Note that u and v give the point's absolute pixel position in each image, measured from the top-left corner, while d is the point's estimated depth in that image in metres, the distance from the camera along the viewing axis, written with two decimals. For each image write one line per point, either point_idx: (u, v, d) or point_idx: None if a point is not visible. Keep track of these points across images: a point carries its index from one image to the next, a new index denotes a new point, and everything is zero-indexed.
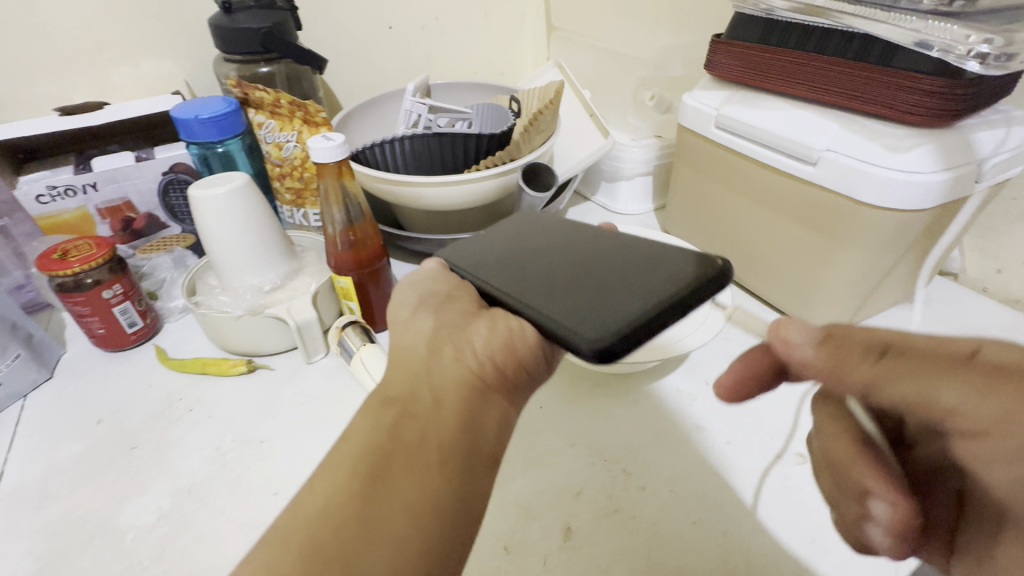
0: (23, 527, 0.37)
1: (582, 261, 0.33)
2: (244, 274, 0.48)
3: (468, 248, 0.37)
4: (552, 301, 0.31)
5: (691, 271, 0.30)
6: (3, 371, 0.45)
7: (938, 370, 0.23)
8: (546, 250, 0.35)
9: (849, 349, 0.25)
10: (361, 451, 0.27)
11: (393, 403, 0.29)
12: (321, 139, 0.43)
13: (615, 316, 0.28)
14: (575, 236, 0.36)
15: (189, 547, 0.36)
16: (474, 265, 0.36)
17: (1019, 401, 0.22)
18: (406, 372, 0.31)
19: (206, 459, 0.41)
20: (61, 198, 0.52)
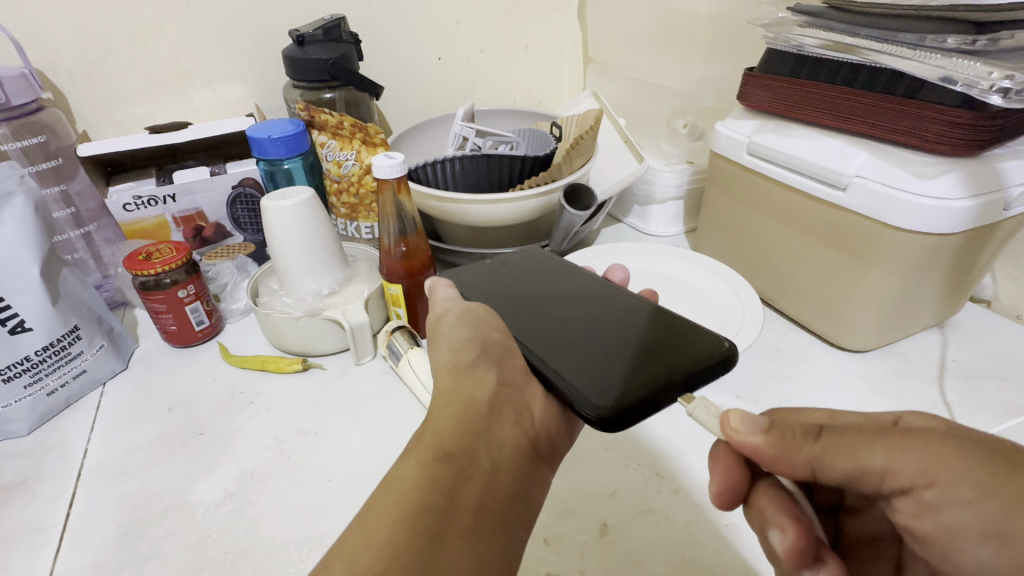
0: (107, 499, 0.41)
1: (569, 305, 0.39)
2: (305, 278, 0.52)
3: (469, 272, 0.43)
4: (536, 338, 0.36)
5: (698, 352, 0.32)
6: (88, 359, 0.50)
7: (865, 438, 0.26)
8: (544, 291, 0.41)
9: (791, 433, 0.27)
10: (419, 507, 0.27)
11: (452, 461, 0.30)
12: (383, 157, 0.48)
13: (624, 384, 0.31)
14: (575, 279, 0.41)
15: (253, 524, 0.39)
16: (475, 286, 0.42)
17: (930, 455, 0.25)
18: (465, 429, 0.31)
19: (266, 446, 0.45)
20: (144, 207, 0.58)
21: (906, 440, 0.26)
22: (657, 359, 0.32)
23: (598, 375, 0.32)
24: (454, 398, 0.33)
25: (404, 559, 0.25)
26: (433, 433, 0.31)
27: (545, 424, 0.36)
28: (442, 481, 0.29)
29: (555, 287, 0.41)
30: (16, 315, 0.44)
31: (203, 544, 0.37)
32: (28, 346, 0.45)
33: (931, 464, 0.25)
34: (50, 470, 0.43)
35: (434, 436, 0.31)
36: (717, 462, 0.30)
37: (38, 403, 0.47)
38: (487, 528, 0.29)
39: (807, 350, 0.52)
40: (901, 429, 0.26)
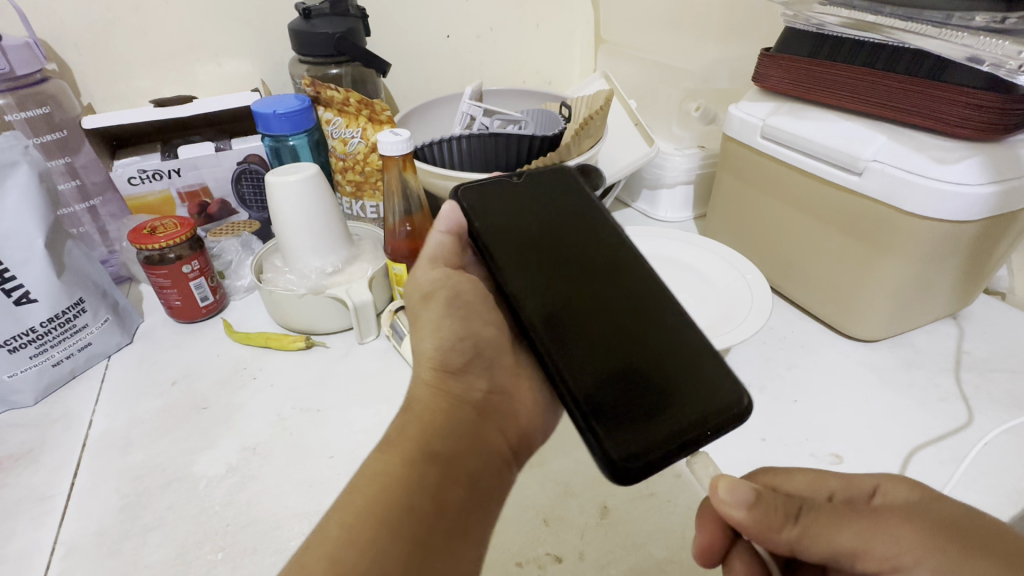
0: (111, 470, 0.41)
1: (610, 302, 0.34)
2: (309, 256, 0.52)
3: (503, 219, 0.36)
4: (550, 329, 0.33)
5: (720, 400, 0.31)
6: (93, 331, 0.50)
7: (837, 520, 0.27)
8: (567, 262, 0.35)
9: (774, 511, 0.27)
10: (407, 506, 0.27)
11: (438, 460, 0.30)
12: (389, 133, 0.47)
13: (635, 424, 0.30)
14: (620, 261, 0.36)
15: (256, 497, 0.39)
16: (509, 243, 0.35)
17: (895, 535, 0.26)
18: (450, 428, 0.31)
19: (269, 422, 0.45)
20: (149, 181, 0.58)
21: (873, 522, 0.27)
22: (676, 394, 0.31)
23: (609, 401, 0.31)
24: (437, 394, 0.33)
25: (388, 561, 0.26)
26: (421, 428, 0.31)
27: (530, 424, 0.36)
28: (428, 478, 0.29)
29: (595, 263, 0.35)
30: (22, 287, 0.44)
31: (206, 515, 0.38)
32: (34, 318, 0.45)
33: (897, 546, 0.26)
34: (55, 441, 0.44)
35: (420, 432, 0.31)
36: (704, 522, 0.31)
37: (44, 374, 0.47)
38: (468, 532, 0.29)
39: (815, 339, 0.52)
40: (869, 511, 0.27)
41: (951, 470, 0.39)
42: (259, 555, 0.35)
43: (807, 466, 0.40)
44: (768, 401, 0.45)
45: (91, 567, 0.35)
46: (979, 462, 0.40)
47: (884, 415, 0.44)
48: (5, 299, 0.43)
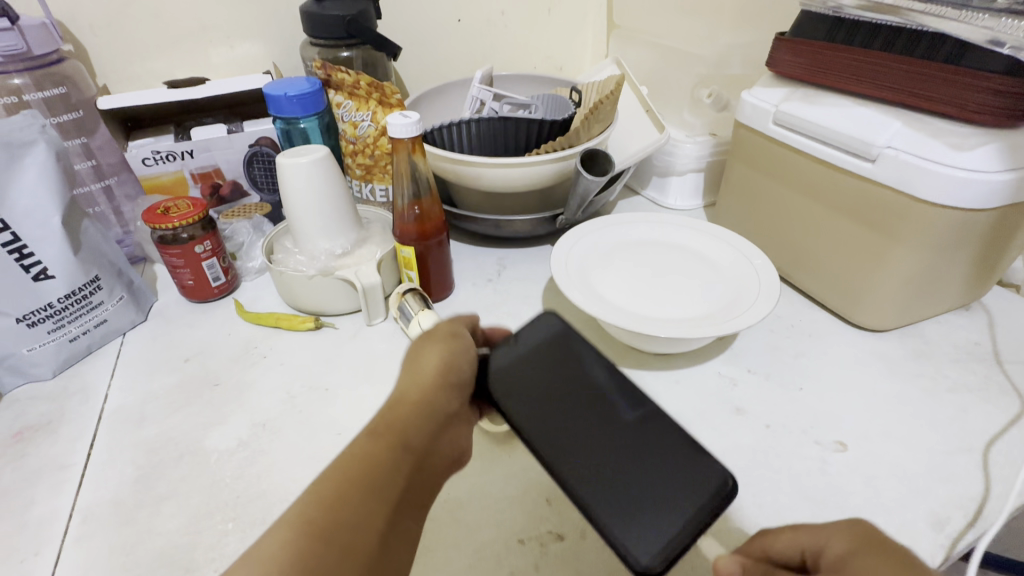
0: (126, 442, 0.42)
1: (627, 485, 0.31)
2: (319, 238, 0.53)
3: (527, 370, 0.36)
4: (550, 439, 0.33)
5: (710, 479, 0.30)
6: (109, 309, 0.51)
7: None
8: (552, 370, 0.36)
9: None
10: (376, 503, 0.29)
11: (409, 460, 0.32)
12: (399, 116, 0.47)
13: (641, 520, 0.29)
14: (647, 438, 0.32)
15: (266, 471, 0.40)
16: (528, 396, 0.35)
17: None
18: (428, 428, 0.33)
19: (279, 399, 0.46)
20: (162, 162, 0.59)
21: None
22: (673, 480, 0.30)
23: (614, 499, 0.30)
24: (422, 394, 0.33)
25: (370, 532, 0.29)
26: (403, 428, 0.32)
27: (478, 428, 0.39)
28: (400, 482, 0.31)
29: (617, 442, 0.32)
30: (40, 263, 0.45)
31: (218, 487, 0.39)
32: (51, 293, 0.46)
33: None
34: (72, 413, 0.45)
35: (402, 424, 0.32)
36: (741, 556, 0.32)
37: (62, 349, 0.48)
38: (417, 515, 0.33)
39: (823, 329, 0.51)
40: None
41: (958, 460, 0.39)
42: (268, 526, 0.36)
43: (812, 453, 0.40)
44: (774, 389, 0.45)
45: (107, 534, 0.36)
46: (987, 453, 0.39)
47: (891, 404, 0.44)
48: (24, 275, 0.44)
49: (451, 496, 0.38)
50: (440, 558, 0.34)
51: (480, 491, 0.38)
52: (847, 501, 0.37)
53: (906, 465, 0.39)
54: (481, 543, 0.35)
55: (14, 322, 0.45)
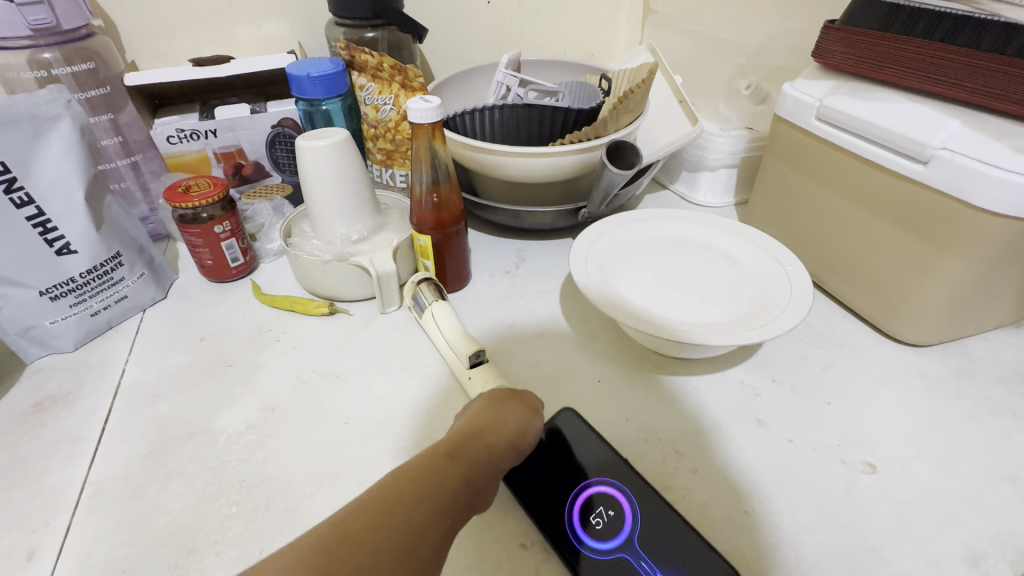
0: (139, 418, 0.42)
1: None
2: (336, 222, 0.52)
3: (553, 461, 0.36)
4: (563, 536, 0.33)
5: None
6: (130, 284, 0.52)
7: None
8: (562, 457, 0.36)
9: None
10: (427, 527, 0.26)
11: (469, 495, 0.29)
12: (419, 100, 0.45)
13: None
14: (664, 559, 0.31)
15: (272, 455, 0.40)
16: (547, 488, 0.35)
17: None
18: (496, 472, 0.30)
19: (289, 383, 0.46)
20: (187, 141, 0.59)
21: None
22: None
23: None
24: (499, 435, 0.31)
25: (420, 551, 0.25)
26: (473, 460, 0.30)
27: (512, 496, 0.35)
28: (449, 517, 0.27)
29: (631, 560, 0.31)
30: (62, 237, 0.45)
31: (224, 468, 0.39)
32: (73, 268, 0.47)
33: None
34: (89, 386, 0.45)
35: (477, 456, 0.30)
36: None
37: (83, 323, 0.49)
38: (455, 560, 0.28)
39: (856, 339, 0.48)
40: None
41: (1000, 490, 0.36)
42: (270, 512, 0.36)
43: (838, 471, 0.38)
44: (799, 402, 0.43)
45: (113, 508, 0.36)
46: None
47: (927, 424, 0.41)
48: (47, 248, 0.45)
49: None
50: None
51: None
52: (873, 527, 0.34)
53: (940, 492, 0.36)
54: (481, 542, 0.34)
55: (37, 294, 0.45)
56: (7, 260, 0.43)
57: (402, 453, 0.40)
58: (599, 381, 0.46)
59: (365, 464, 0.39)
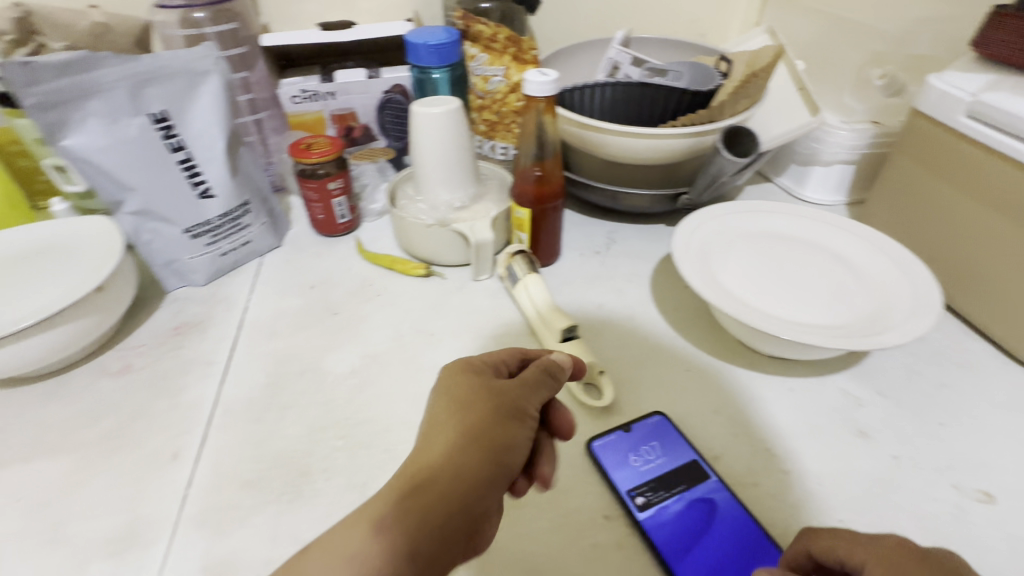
0: (259, 351, 0.47)
1: None
2: (440, 189, 0.54)
3: (640, 453, 0.37)
4: (647, 518, 0.34)
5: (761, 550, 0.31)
6: (254, 231, 0.56)
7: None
8: (650, 452, 0.37)
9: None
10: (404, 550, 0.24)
11: (452, 511, 0.26)
12: (537, 73, 0.46)
13: None
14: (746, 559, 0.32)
15: (373, 399, 0.43)
16: (634, 475, 0.36)
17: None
18: (470, 482, 0.28)
19: (388, 336, 0.49)
20: (308, 101, 0.63)
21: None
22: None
23: None
24: (465, 448, 0.29)
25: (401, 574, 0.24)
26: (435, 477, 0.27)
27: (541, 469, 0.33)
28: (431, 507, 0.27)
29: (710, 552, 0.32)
30: (204, 182, 0.50)
31: (331, 405, 0.42)
32: (212, 211, 0.52)
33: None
34: (218, 318, 0.51)
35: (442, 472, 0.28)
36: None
37: (215, 262, 0.54)
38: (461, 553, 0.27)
39: (980, 361, 0.44)
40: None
41: None
42: (370, 450, 0.39)
43: (944, 496, 0.35)
44: (907, 418, 0.40)
45: (239, 426, 0.40)
46: None
47: None
48: (192, 191, 0.50)
49: None
50: (524, 514, 0.35)
51: (569, 458, 0.38)
52: (985, 559, 0.32)
53: None
54: (565, 508, 0.35)
55: (181, 231, 0.51)
56: (160, 198, 0.48)
57: None
58: (688, 370, 0.45)
59: None
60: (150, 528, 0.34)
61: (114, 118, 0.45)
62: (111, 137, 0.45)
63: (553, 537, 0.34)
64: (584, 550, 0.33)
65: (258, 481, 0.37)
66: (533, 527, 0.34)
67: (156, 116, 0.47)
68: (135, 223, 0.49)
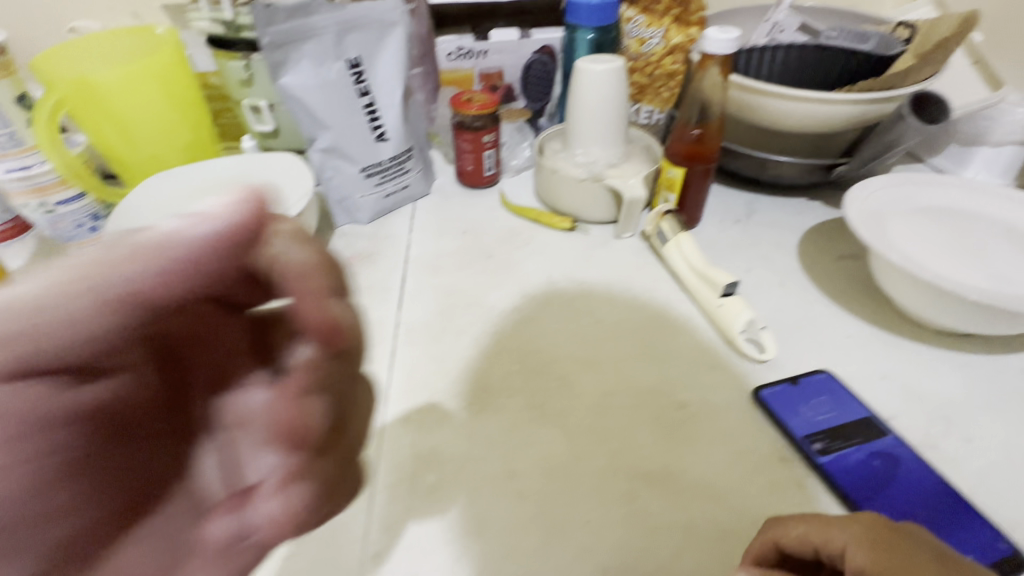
0: (428, 284, 0.51)
1: None
2: (595, 145, 0.56)
3: (809, 404, 0.38)
4: (827, 464, 0.35)
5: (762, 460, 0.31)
6: (412, 176, 0.61)
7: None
8: (822, 405, 0.38)
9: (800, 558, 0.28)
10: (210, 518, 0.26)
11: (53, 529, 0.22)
12: (718, 30, 0.47)
13: None
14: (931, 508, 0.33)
15: (539, 333, 0.46)
16: (807, 425, 0.37)
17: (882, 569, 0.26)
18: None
19: (542, 280, 0.52)
20: (462, 58, 0.66)
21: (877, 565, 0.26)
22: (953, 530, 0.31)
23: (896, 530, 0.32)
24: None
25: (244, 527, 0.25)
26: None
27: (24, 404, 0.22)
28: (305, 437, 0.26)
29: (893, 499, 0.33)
30: (381, 126, 0.55)
31: (501, 335, 0.46)
32: (384, 153, 0.56)
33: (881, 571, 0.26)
34: (385, 252, 0.55)
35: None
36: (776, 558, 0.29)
37: (379, 202, 0.59)
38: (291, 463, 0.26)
39: None
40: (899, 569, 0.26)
41: None
42: (544, 376, 0.42)
43: None
44: None
45: (421, 345, 0.45)
46: None
47: None
48: (371, 133, 0.54)
49: (707, 401, 0.40)
50: (699, 447, 0.37)
51: (737, 402, 0.40)
52: None
53: None
54: (738, 446, 0.37)
55: (357, 170, 0.56)
56: (346, 138, 0.53)
57: (653, 358, 0.44)
58: (847, 337, 0.45)
59: (620, 359, 0.44)
60: None
61: (320, 61, 0.49)
62: (316, 78, 0.49)
63: (730, 470, 0.36)
64: (764, 485, 0.35)
65: (448, 391, 0.41)
66: (710, 458, 0.36)
67: (351, 62, 0.51)
68: (321, 159, 0.54)
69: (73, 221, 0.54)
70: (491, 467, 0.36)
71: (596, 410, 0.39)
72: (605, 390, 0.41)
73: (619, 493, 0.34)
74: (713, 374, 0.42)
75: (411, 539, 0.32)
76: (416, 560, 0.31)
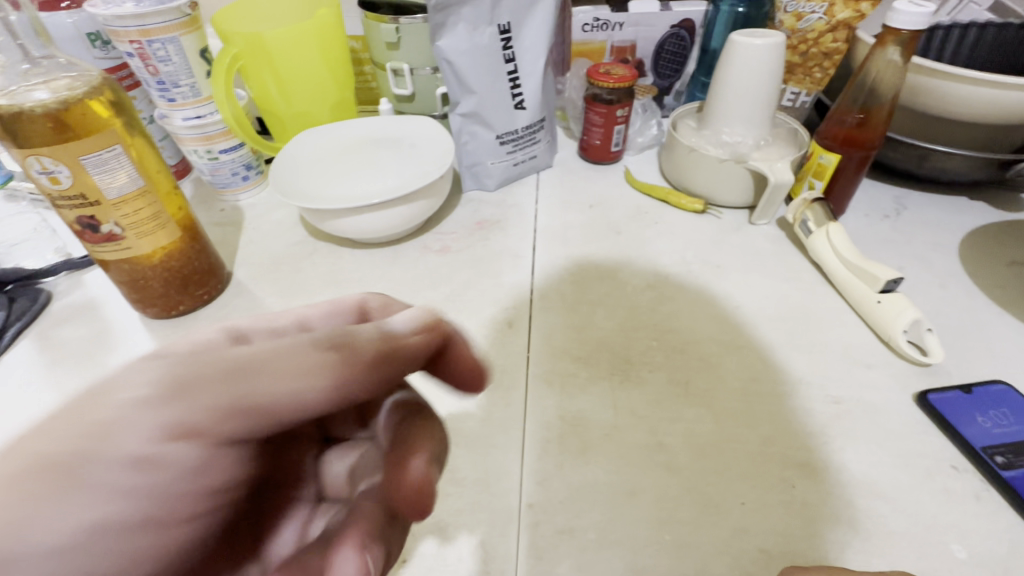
0: (558, 254, 0.52)
1: None
2: (739, 126, 0.53)
3: (991, 416, 0.36)
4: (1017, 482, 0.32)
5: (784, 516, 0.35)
6: (541, 147, 0.61)
7: None
8: (1005, 419, 0.35)
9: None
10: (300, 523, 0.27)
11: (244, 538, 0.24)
12: (909, 2, 0.42)
13: None
14: None
15: (676, 312, 0.45)
16: (987, 437, 0.34)
17: None
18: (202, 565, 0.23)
19: (675, 260, 0.51)
20: (597, 30, 0.65)
21: None
22: None
23: None
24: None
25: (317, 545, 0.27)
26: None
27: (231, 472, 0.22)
28: (171, 416, 0.19)
29: None
30: (521, 94, 0.55)
31: (637, 310, 0.45)
32: (519, 121, 0.57)
33: None
34: (514, 219, 0.56)
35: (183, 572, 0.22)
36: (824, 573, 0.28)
37: (508, 170, 0.60)
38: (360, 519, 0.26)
39: None
40: None
41: None
42: (685, 355, 0.41)
43: None
44: None
45: (557, 313, 0.45)
46: None
47: None
48: (510, 101, 0.55)
49: (864, 399, 0.38)
50: (858, 443, 0.35)
51: (898, 404, 0.38)
52: None
53: None
54: (902, 448, 0.35)
55: (493, 137, 0.56)
56: (487, 104, 0.54)
57: (799, 349, 0.42)
58: None
59: (764, 347, 0.42)
60: (505, 378, 0.40)
61: (474, 26, 0.50)
62: (469, 42, 0.50)
63: (896, 471, 0.34)
64: (935, 491, 0.33)
65: (588, 360, 0.41)
66: (871, 457, 0.35)
67: (502, 28, 0.51)
68: (461, 124, 0.55)
69: (230, 169, 0.58)
70: (639, 437, 0.36)
71: (743, 395, 0.38)
72: (750, 376, 0.40)
73: (775, 479, 0.33)
74: (868, 372, 0.40)
75: (565, 495, 0.33)
76: (571, 516, 0.32)
